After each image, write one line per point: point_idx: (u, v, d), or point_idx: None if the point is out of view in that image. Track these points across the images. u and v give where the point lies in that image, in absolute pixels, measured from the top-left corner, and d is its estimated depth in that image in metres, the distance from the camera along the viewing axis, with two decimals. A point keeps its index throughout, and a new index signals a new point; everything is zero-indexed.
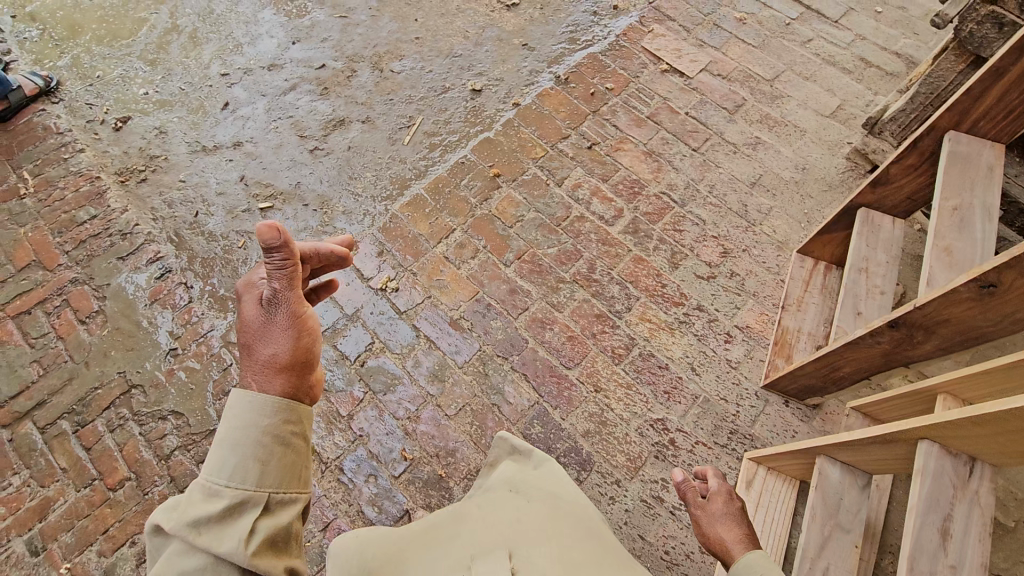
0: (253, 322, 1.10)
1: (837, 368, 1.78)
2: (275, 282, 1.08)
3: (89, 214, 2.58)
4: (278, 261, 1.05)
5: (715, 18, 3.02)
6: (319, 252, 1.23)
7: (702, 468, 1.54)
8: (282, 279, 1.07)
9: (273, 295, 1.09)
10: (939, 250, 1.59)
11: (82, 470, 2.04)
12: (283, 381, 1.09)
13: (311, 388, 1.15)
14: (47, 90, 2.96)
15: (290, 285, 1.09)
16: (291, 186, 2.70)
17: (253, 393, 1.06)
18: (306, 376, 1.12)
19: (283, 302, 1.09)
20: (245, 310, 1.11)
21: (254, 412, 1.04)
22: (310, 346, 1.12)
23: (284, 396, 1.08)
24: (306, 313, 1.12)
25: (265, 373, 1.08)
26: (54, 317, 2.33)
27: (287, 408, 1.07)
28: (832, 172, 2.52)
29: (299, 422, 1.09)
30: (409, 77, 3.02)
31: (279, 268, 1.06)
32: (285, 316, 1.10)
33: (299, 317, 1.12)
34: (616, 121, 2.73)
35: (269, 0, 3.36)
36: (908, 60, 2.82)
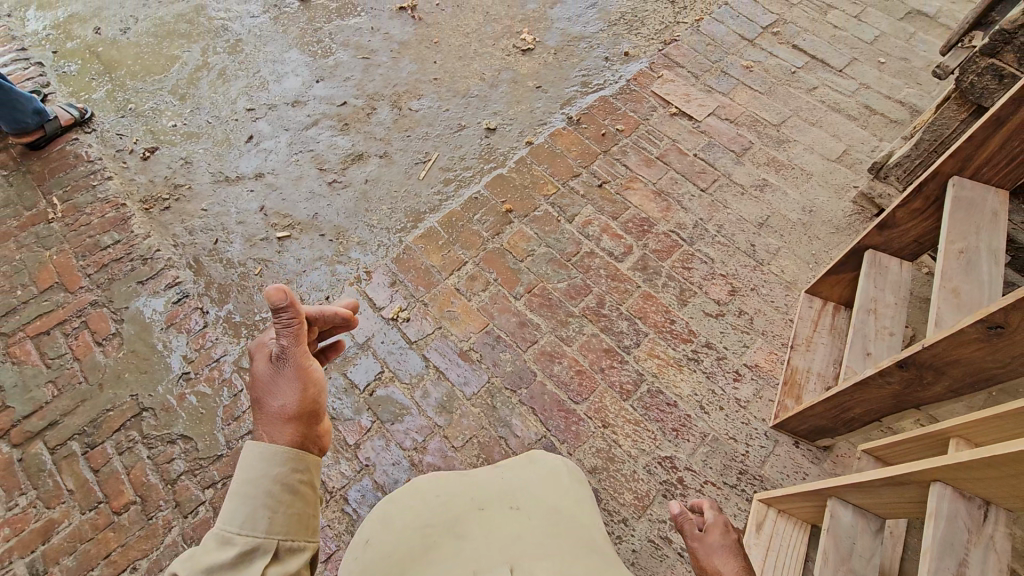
0: (263, 377, 1.18)
1: (847, 409, 1.77)
2: (282, 339, 1.16)
3: (112, 239, 2.66)
4: (285, 320, 1.14)
5: (723, 66, 3.14)
6: (325, 314, 1.29)
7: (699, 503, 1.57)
8: (289, 335, 1.15)
9: (281, 351, 1.17)
10: (946, 291, 1.61)
11: (89, 492, 2.04)
12: (293, 431, 1.15)
13: (319, 438, 1.20)
14: (81, 121, 3.10)
15: (296, 340, 1.17)
16: (308, 217, 2.78)
17: (264, 443, 1.12)
18: (313, 425, 1.18)
19: (290, 357, 1.17)
20: (256, 367, 1.19)
21: (265, 462, 1.10)
22: (316, 396, 1.19)
23: (293, 445, 1.14)
24: (311, 366, 1.20)
25: (275, 424, 1.14)
26: (72, 338, 2.38)
27: (297, 457, 1.13)
28: (839, 215, 2.56)
29: (307, 470, 1.14)
30: (426, 115, 3.14)
31: (285, 326, 1.14)
32: (292, 370, 1.17)
33: (306, 370, 1.19)
34: (626, 161, 2.80)
35: (296, 41, 3.53)
36: (911, 109, 2.89)
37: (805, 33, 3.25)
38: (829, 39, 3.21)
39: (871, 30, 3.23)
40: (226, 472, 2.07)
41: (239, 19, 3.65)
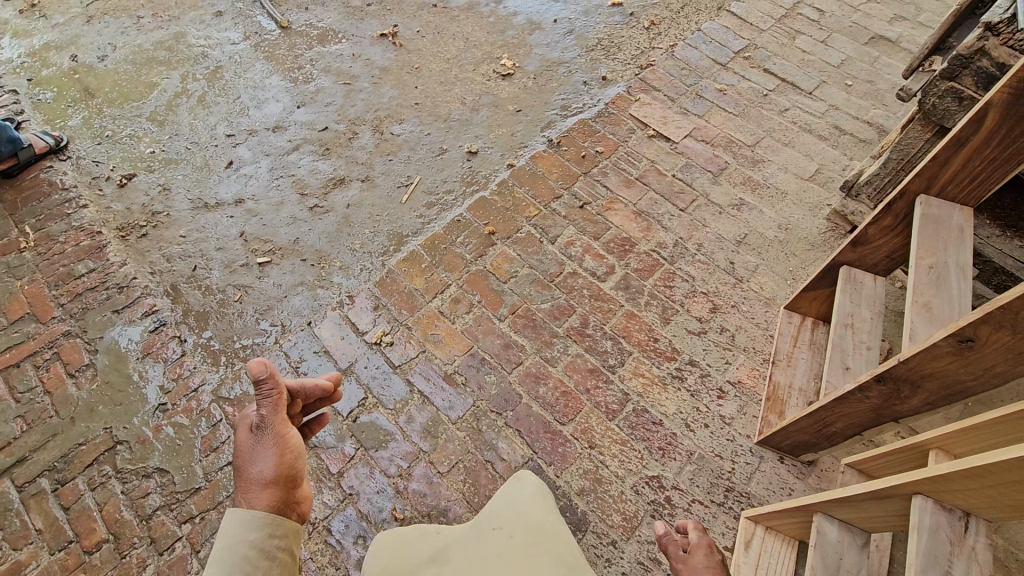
0: (241, 447, 1.21)
1: (829, 424, 1.79)
2: (262, 409, 1.21)
3: (87, 267, 2.61)
4: (265, 390, 1.20)
5: (697, 89, 3.23)
6: (305, 387, 1.36)
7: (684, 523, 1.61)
8: (268, 404, 1.21)
9: (260, 420, 1.21)
10: (919, 305, 1.65)
11: (59, 531, 1.96)
12: (270, 496, 1.16)
13: (296, 505, 1.22)
14: (56, 149, 3.06)
15: (275, 409, 1.22)
16: (290, 242, 2.76)
17: (241, 511, 1.13)
18: (291, 490, 1.20)
19: (269, 425, 1.21)
20: (236, 438, 1.22)
21: (243, 527, 1.11)
22: (295, 462, 1.21)
23: (271, 511, 1.15)
24: (290, 433, 1.24)
25: (253, 492, 1.16)
26: (43, 371, 2.31)
27: (275, 522, 1.14)
28: (814, 232, 2.63)
29: (284, 536, 1.14)
30: (408, 139, 3.16)
31: (265, 396, 1.21)
32: (270, 438, 1.21)
33: (284, 437, 1.23)
34: (606, 182, 2.85)
35: (277, 67, 3.54)
36: (879, 129, 3.00)
37: (775, 57, 3.37)
38: (798, 62, 3.33)
39: (837, 54, 3.36)
40: (203, 506, 2.00)
41: (219, 46, 3.66)
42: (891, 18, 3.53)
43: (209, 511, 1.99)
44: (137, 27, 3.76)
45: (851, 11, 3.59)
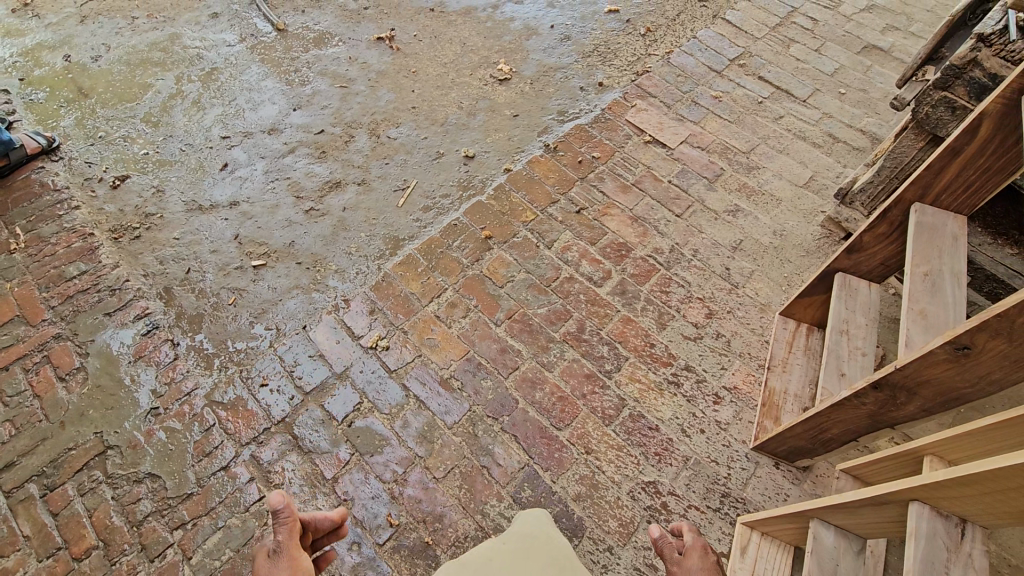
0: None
1: (825, 430, 1.80)
2: (279, 534, 1.28)
3: (79, 269, 2.58)
4: (282, 517, 1.29)
5: (693, 96, 3.25)
6: (317, 520, 1.49)
7: (676, 525, 1.72)
8: (285, 529, 1.28)
9: (276, 546, 1.26)
10: (914, 313, 1.66)
11: (47, 538, 1.93)
12: None
13: None
14: (48, 150, 3.04)
15: (290, 534, 1.28)
16: (285, 245, 2.74)
17: None
18: None
19: (285, 548, 1.26)
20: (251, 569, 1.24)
21: None
22: None
23: None
24: (303, 558, 1.27)
25: None
26: (32, 374, 2.27)
27: None
28: (809, 238, 2.65)
29: None
30: (404, 143, 3.16)
31: (283, 520, 1.29)
32: (286, 562, 1.23)
33: (298, 562, 1.25)
34: (603, 187, 2.86)
35: (273, 70, 3.53)
36: (872, 137, 3.03)
37: (769, 65, 3.40)
38: (793, 71, 3.36)
39: (830, 63, 3.39)
40: (196, 512, 1.98)
41: (215, 48, 3.64)
42: (883, 28, 3.57)
43: (201, 516, 1.97)
44: (132, 28, 3.73)
45: (845, 21, 3.63)
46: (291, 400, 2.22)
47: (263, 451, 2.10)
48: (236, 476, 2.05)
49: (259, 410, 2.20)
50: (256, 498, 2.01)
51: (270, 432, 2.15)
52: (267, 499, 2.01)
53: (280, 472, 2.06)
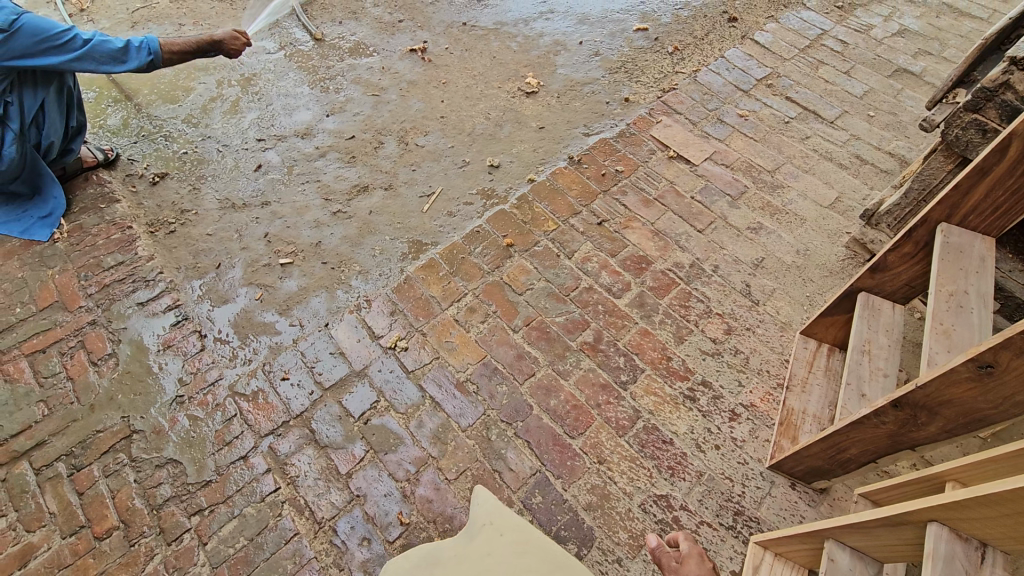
0: None
1: (843, 449, 1.76)
2: None
3: (116, 260, 2.68)
4: None
5: (719, 113, 3.27)
6: None
7: (673, 535, 1.74)
8: None
9: None
10: (937, 332, 1.64)
11: (72, 516, 2.00)
12: None
13: None
14: (106, 163, 3.09)
15: None
16: (312, 244, 2.82)
17: None
18: None
19: None
20: None
21: None
22: None
23: None
24: None
25: None
26: (67, 358, 2.36)
27: None
28: (832, 259, 2.62)
29: None
30: (432, 151, 3.23)
31: None
32: None
33: None
34: (625, 200, 2.88)
35: (309, 77, 3.66)
36: (900, 160, 3.00)
37: (797, 86, 3.40)
38: (821, 92, 3.36)
39: (860, 85, 3.38)
40: (213, 499, 2.03)
41: (255, 55, 3.80)
42: (915, 53, 3.55)
43: (218, 504, 2.02)
44: (178, 33, 3.91)
45: (876, 45, 3.62)
46: (310, 395, 2.27)
47: (281, 443, 2.15)
48: (253, 466, 2.10)
49: (279, 403, 2.25)
50: (273, 489, 2.05)
51: (289, 425, 2.19)
52: (283, 491, 2.05)
53: (296, 465, 2.10)
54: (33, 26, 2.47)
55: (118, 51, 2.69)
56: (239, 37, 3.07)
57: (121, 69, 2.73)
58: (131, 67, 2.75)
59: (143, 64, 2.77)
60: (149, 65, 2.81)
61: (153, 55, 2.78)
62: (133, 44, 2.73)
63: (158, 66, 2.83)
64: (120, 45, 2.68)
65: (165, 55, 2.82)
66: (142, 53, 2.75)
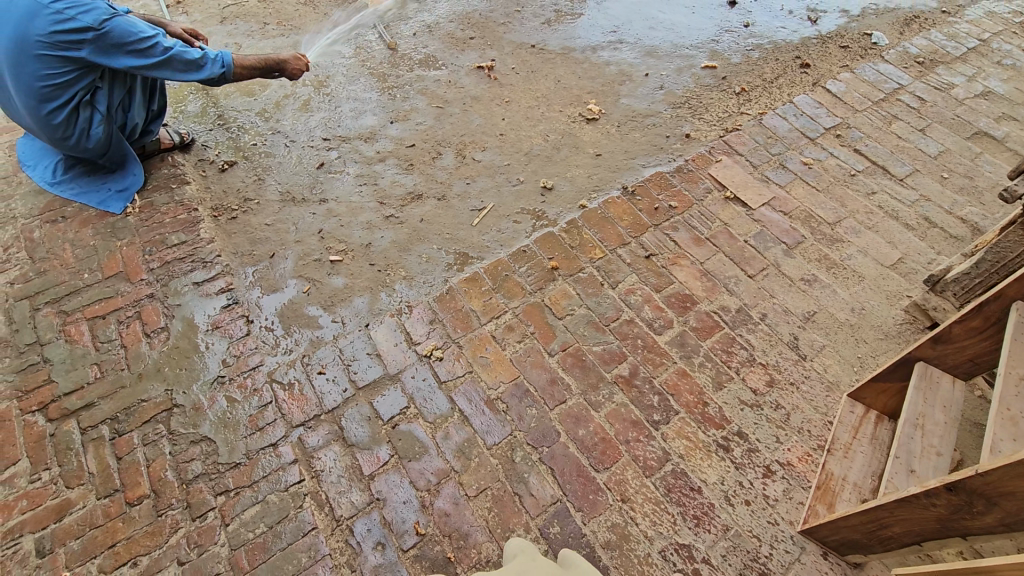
0: None
1: (885, 526, 1.66)
2: None
3: (179, 239, 2.82)
4: None
5: (781, 159, 3.21)
6: None
7: None
8: None
9: None
10: (1004, 417, 1.53)
11: (108, 478, 2.08)
12: None
13: None
14: (181, 146, 3.28)
15: None
16: (362, 245, 2.89)
17: None
18: None
19: None
20: None
21: None
22: None
23: None
24: None
25: None
26: (123, 326, 2.49)
27: None
28: (889, 322, 2.51)
29: None
30: (487, 166, 3.28)
31: None
32: None
33: None
34: (676, 236, 2.85)
35: (378, 84, 3.78)
36: (972, 227, 2.86)
37: (867, 139, 3.31)
38: (892, 148, 3.25)
39: (934, 145, 3.26)
40: (240, 482, 2.08)
41: (331, 58, 3.97)
42: (998, 117, 3.41)
43: (244, 487, 2.06)
44: (262, 32, 4.13)
45: (956, 104, 3.50)
46: (343, 393, 2.31)
47: (310, 436, 2.19)
48: (281, 454, 2.14)
49: (313, 396, 2.30)
50: (297, 480, 2.08)
51: (319, 419, 2.23)
52: (306, 483, 2.08)
53: (321, 459, 2.13)
54: (124, 29, 2.61)
55: (194, 61, 2.80)
56: (301, 59, 3.21)
57: (193, 77, 2.85)
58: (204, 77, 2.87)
59: (214, 75, 2.89)
60: (221, 77, 2.92)
61: (225, 68, 2.90)
62: (209, 56, 2.85)
63: (228, 78, 2.95)
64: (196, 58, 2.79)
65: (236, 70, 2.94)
66: (216, 65, 2.87)
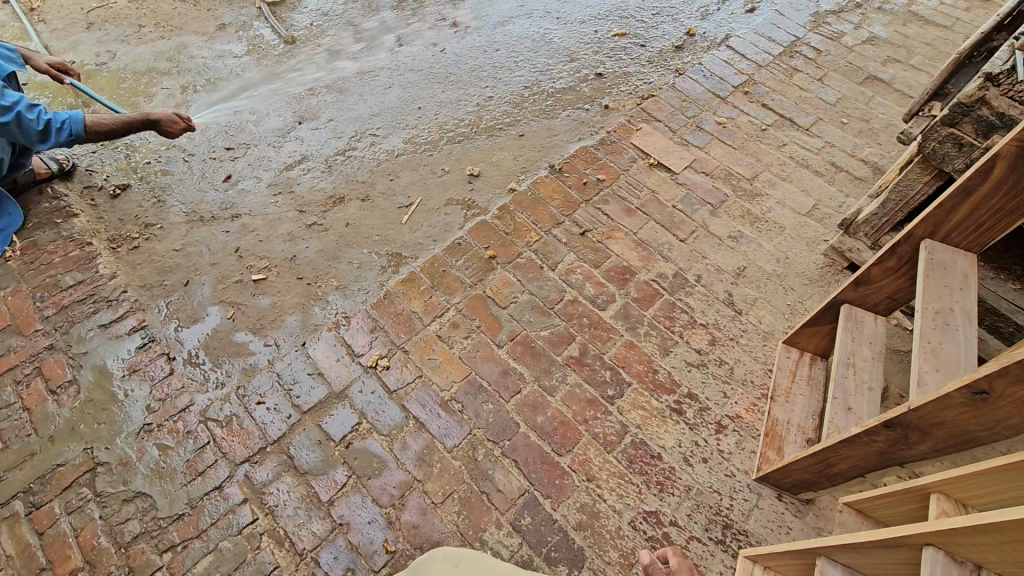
0: None
1: (832, 464, 1.77)
2: None
3: (75, 279, 2.53)
4: None
5: (698, 120, 3.27)
6: None
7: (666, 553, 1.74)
8: None
9: None
10: (927, 350, 1.65)
11: (31, 558, 1.87)
12: None
13: None
14: (61, 174, 2.92)
15: None
16: (286, 258, 2.71)
17: None
18: None
19: None
20: None
21: None
22: None
23: None
24: None
25: None
26: (22, 387, 2.22)
27: None
28: (812, 267, 2.65)
29: None
30: (409, 159, 3.16)
31: None
32: None
33: None
34: (607, 209, 2.86)
35: (280, 82, 3.53)
36: (873, 167, 3.05)
37: (773, 93, 3.43)
38: (796, 99, 3.40)
39: (832, 92, 3.43)
40: (186, 534, 1.92)
41: (222, 58, 3.65)
42: (885, 60, 3.63)
43: (192, 539, 1.92)
44: (138, 36, 3.74)
45: (847, 52, 3.69)
46: (288, 419, 2.18)
47: (258, 471, 2.05)
48: (229, 496, 2.00)
49: (255, 429, 2.15)
50: (250, 521, 1.96)
51: (265, 452, 2.10)
52: (261, 522, 1.96)
53: (274, 494, 2.01)
54: None
55: (38, 132, 2.44)
56: (179, 117, 2.86)
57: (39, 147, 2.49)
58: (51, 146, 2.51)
59: (62, 144, 2.53)
60: (70, 142, 2.56)
61: (74, 137, 2.53)
62: (55, 122, 2.47)
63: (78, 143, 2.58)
64: (39, 126, 2.42)
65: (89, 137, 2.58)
66: (63, 135, 2.50)
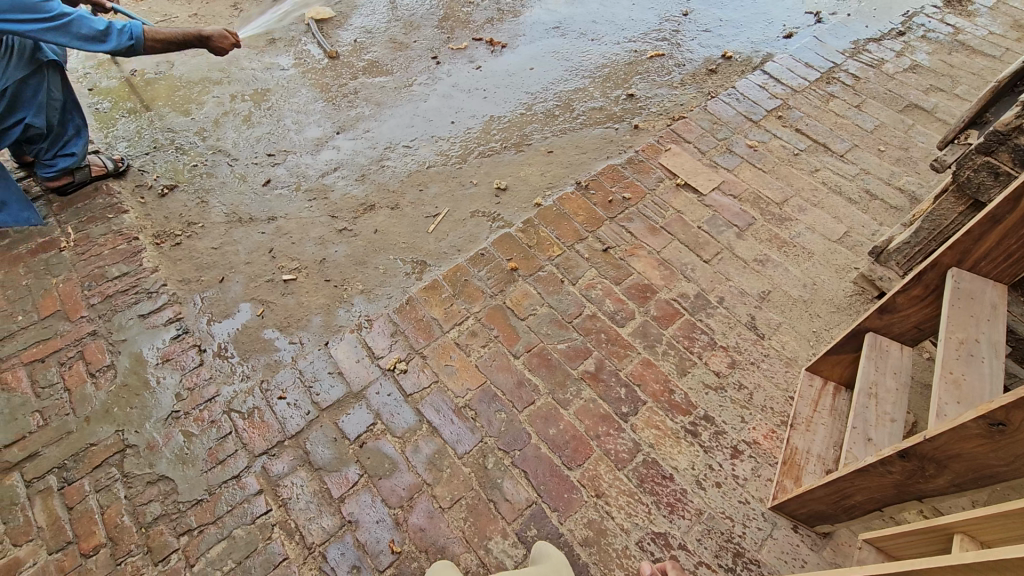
0: None
1: (848, 496, 1.71)
2: None
3: (120, 271, 2.69)
4: None
5: (728, 143, 3.27)
6: None
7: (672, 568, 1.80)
8: None
9: None
10: (948, 381, 1.60)
11: (59, 531, 1.97)
12: None
13: None
14: (116, 172, 3.13)
15: None
16: (315, 261, 2.82)
17: None
18: None
19: None
20: None
21: None
22: None
23: None
24: None
25: None
26: (65, 368, 2.36)
27: None
28: (840, 295, 2.59)
29: None
30: (439, 170, 3.25)
31: None
32: None
33: None
34: (631, 227, 2.87)
35: (322, 94, 3.69)
36: (910, 196, 2.97)
37: (807, 118, 3.40)
38: (831, 125, 3.35)
39: (870, 120, 3.37)
40: (202, 519, 1.99)
41: (270, 70, 3.85)
42: (927, 88, 3.55)
43: (208, 524, 1.98)
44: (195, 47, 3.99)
45: (887, 79, 3.63)
46: (306, 415, 2.24)
47: (275, 464, 2.12)
48: (246, 486, 2.07)
49: (274, 422, 2.23)
50: (264, 511, 2.01)
51: (283, 445, 2.17)
52: (273, 513, 2.01)
53: (288, 486, 2.07)
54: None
55: (99, 31, 2.65)
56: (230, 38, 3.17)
57: (101, 50, 2.70)
58: (111, 50, 2.72)
59: (121, 47, 2.74)
60: (129, 49, 2.78)
61: (134, 41, 2.76)
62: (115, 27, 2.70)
63: (136, 51, 2.80)
64: (103, 26, 2.65)
65: (147, 42, 2.80)
66: (123, 37, 2.72)
